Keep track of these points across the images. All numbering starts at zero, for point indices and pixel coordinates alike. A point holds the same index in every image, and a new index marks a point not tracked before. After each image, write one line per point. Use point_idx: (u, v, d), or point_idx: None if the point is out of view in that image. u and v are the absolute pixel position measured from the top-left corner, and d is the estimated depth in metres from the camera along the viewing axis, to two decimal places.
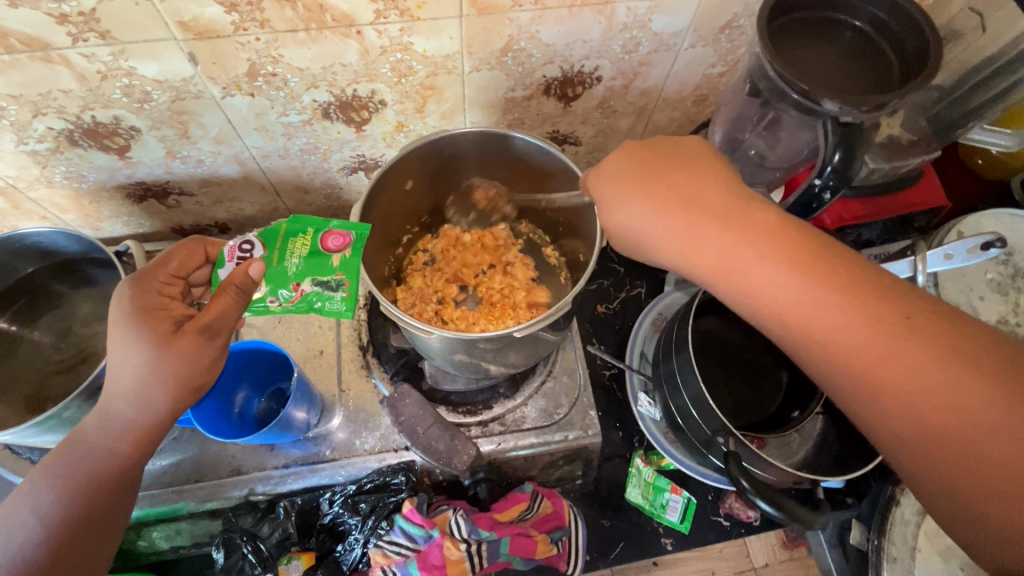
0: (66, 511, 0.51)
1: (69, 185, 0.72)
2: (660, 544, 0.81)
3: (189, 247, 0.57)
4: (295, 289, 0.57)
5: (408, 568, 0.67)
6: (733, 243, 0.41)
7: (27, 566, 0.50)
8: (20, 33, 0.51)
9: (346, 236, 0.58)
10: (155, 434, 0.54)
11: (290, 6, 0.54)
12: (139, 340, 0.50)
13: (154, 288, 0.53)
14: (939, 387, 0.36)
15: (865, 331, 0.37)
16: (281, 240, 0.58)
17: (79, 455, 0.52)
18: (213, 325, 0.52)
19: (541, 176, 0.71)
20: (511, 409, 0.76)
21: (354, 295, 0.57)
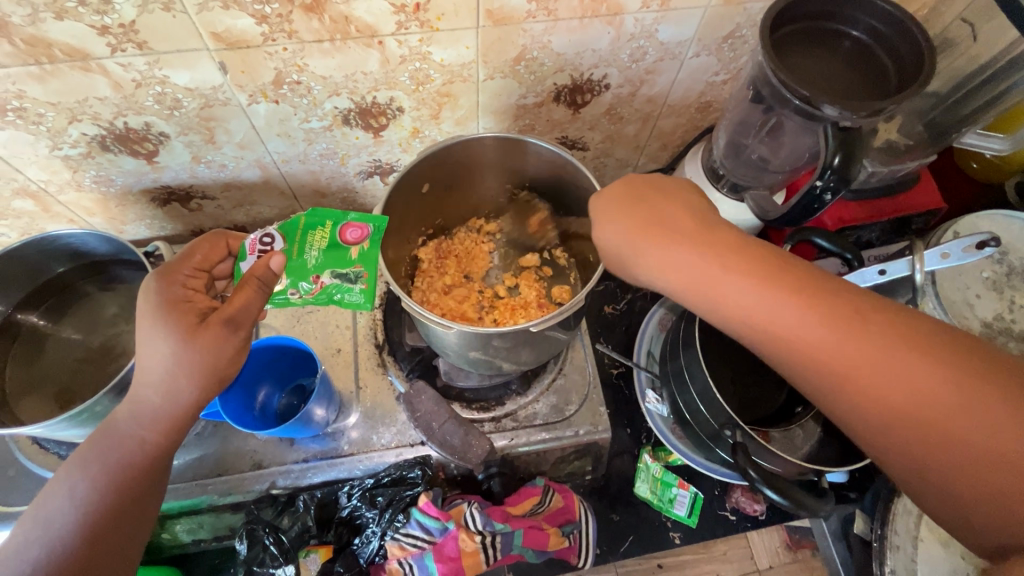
0: (99, 495, 0.52)
1: (98, 189, 0.74)
2: (668, 538, 0.83)
3: (212, 241, 0.60)
4: (315, 282, 0.59)
5: (424, 560, 0.70)
6: (709, 265, 0.45)
7: (62, 551, 0.50)
8: (63, 44, 0.54)
9: (364, 228, 0.61)
10: (184, 426, 0.55)
11: (317, 18, 0.57)
12: (164, 332, 0.52)
13: (180, 282, 0.55)
14: (910, 388, 0.38)
15: (822, 330, 0.40)
16: (300, 233, 0.61)
17: (111, 442, 0.53)
18: (236, 318, 0.54)
19: (552, 180, 0.74)
20: (524, 405, 0.78)
21: (371, 287, 0.60)
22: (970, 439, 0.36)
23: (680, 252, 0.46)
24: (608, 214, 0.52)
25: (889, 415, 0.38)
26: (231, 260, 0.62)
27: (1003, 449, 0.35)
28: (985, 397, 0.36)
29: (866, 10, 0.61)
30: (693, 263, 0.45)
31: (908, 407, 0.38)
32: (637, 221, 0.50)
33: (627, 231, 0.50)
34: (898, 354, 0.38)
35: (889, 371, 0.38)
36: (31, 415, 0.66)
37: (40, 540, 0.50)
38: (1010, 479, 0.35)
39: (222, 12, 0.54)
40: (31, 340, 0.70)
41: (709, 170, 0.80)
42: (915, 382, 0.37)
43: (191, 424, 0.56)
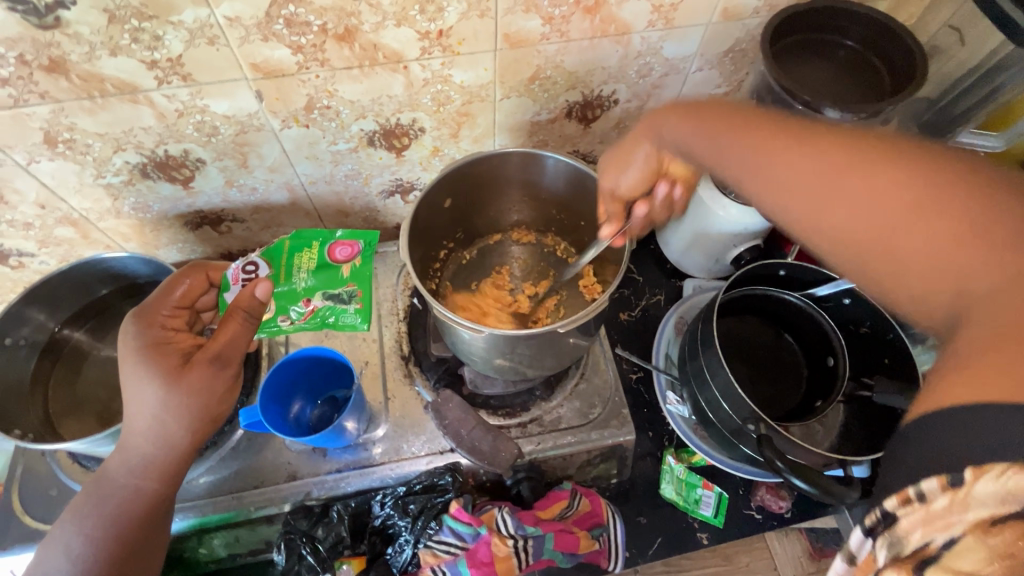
0: (94, 553, 0.55)
1: (135, 215, 0.78)
2: (696, 539, 0.83)
3: (193, 276, 0.63)
4: (305, 306, 0.67)
5: (458, 565, 0.71)
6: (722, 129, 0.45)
7: None
8: (114, 78, 0.58)
9: (353, 246, 0.69)
10: (177, 468, 0.58)
11: (348, 46, 0.62)
12: (148, 376, 0.54)
13: (159, 323, 0.58)
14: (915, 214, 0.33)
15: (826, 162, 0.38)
16: (286, 255, 0.69)
17: (107, 496, 0.56)
18: (224, 354, 0.56)
19: (568, 193, 0.78)
20: (549, 410, 0.79)
21: (365, 306, 0.67)
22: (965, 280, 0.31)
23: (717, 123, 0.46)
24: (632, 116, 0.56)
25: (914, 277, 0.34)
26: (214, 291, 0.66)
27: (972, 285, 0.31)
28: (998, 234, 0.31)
29: (856, 21, 0.65)
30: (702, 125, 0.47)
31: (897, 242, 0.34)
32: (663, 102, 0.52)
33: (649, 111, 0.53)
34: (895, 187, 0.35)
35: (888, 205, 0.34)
36: (74, 433, 0.68)
37: None
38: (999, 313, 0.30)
39: (262, 43, 0.59)
40: (72, 361, 0.72)
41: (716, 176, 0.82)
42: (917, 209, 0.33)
43: (181, 468, 0.58)
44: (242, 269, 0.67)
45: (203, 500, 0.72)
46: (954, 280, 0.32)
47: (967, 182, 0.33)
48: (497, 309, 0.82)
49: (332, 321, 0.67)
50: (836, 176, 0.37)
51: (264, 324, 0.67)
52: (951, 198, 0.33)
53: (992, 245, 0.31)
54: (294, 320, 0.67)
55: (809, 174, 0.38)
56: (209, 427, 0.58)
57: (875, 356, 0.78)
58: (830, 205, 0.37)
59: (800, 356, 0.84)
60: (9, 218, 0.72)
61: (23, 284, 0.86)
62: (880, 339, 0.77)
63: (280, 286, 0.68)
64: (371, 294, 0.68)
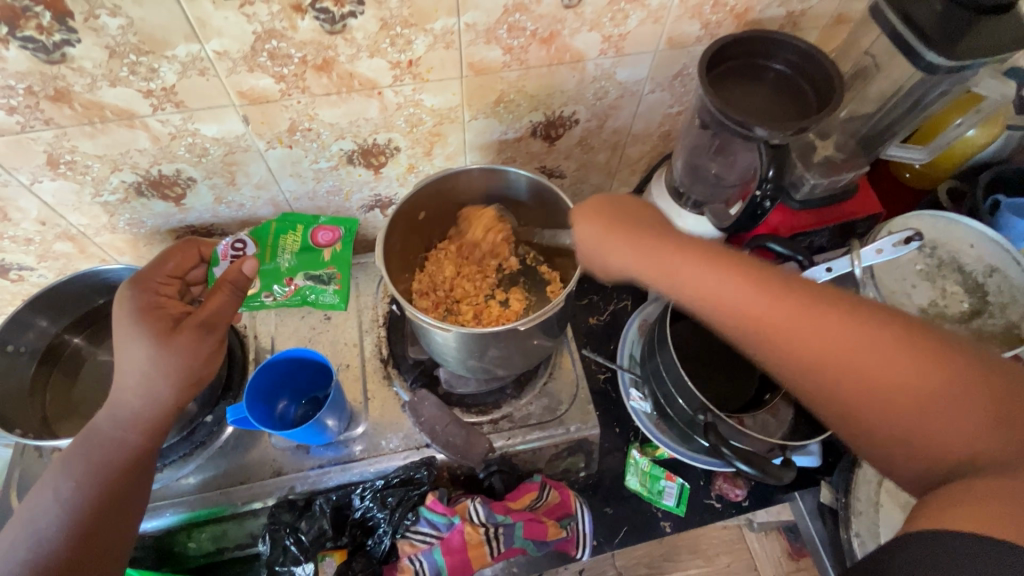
0: (81, 497, 0.59)
1: (130, 230, 0.83)
2: (659, 527, 0.89)
3: (185, 250, 0.71)
4: (289, 284, 0.79)
5: (433, 554, 0.77)
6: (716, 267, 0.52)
7: (48, 545, 0.57)
8: (114, 106, 0.64)
9: (333, 232, 0.81)
10: (161, 427, 0.63)
11: (326, 75, 0.68)
12: (140, 334, 0.59)
13: (153, 288, 0.64)
14: (903, 377, 0.44)
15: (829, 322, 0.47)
16: (272, 236, 0.80)
17: (93, 446, 0.60)
18: (210, 321, 0.62)
19: (535, 207, 0.85)
20: (518, 407, 0.85)
21: (341, 289, 0.79)
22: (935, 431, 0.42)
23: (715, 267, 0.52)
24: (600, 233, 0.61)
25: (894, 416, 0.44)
26: (204, 266, 0.73)
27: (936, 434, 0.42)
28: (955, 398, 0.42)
29: (783, 48, 0.73)
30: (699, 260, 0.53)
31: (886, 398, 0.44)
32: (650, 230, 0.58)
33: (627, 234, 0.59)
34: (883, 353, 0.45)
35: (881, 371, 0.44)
36: (71, 433, 0.73)
37: (28, 538, 0.57)
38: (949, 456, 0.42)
39: (248, 74, 0.65)
40: (69, 368, 0.77)
41: (671, 189, 0.91)
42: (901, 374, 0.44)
43: (164, 424, 0.63)
44: (230, 246, 0.76)
45: (192, 496, 0.77)
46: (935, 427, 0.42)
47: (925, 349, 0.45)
48: (461, 307, 0.89)
49: (313, 299, 0.79)
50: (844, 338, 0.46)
51: (248, 297, 0.78)
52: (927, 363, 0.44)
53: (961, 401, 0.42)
54: (276, 296, 0.78)
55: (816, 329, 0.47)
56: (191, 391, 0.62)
57: None
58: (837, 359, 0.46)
59: None
60: (11, 234, 0.78)
61: (21, 297, 0.91)
62: None
63: (265, 264, 0.79)
64: (348, 278, 0.80)
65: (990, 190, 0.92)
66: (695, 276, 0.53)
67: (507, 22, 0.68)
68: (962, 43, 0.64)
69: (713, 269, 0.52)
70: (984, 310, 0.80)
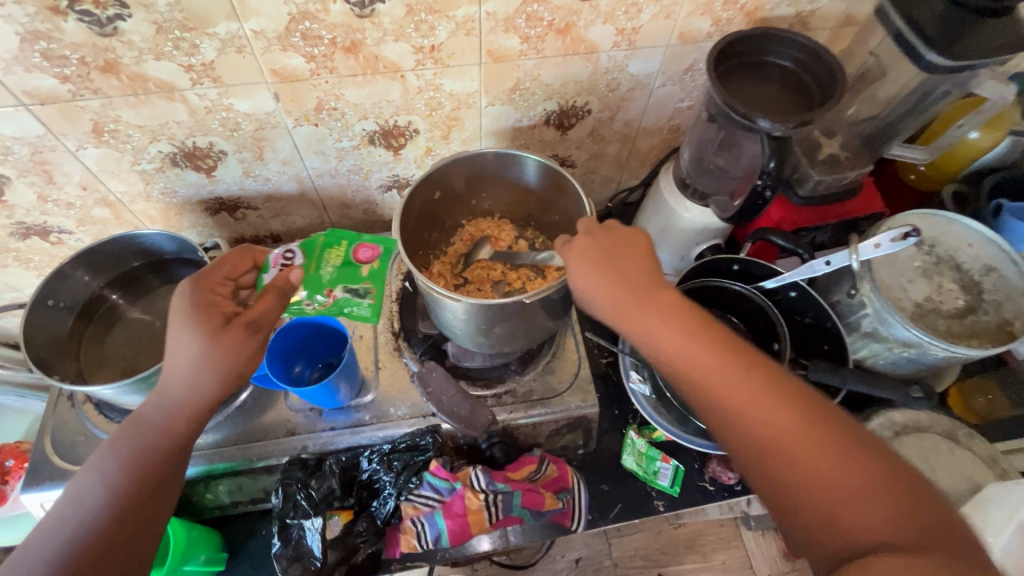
0: (121, 480, 0.61)
1: (163, 199, 0.88)
2: (653, 506, 0.92)
3: (241, 254, 0.74)
4: (328, 295, 0.92)
5: (435, 516, 0.82)
6: (734, 356, 0.56)
7: (96, 524, 0.59)
8: (156, 78, 0.69)
9: (374, 252, 0.96)
10: (200, 415, 0.65)
11: (353, 57, 0.73)
12: (196, 329, 0.63)
13: (210, 287, 0.68)
14: (824, 464, 0.50)
15: (794, 418, 0.52)
16: (318, 249, 0.95)
17: (137, 432, 0.63)
18: (256, 322, 0.66)
19: (547, 192, 0.88)
20: (522, 383, 0.89)
21: (375, 302, 0.93)
22: (846, 516, 0.48)
23: (728, 353, 0.56)
24: (583, 264, 0.63)
25: (806, 494, 0.50)
26: (254, 272, 0.76)
27: (842, 515, 0.48)
28: (897, 492, 0.48)
29: (788, 45, 0.76)
30: (687, 341, 0.57)
31: (814, 483, 0.50)
32: (622, 280, 0.61)
33: (596, 281, 0.62)
34: (814, 443, 0.51)
35: (813, 459, 0.50)
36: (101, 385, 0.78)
37: (75, 519, 0.59)
38: (865, 532, 0.47)
39: (281, 53, 0.70)
40: (102, 325, 0.82)
41: (678, 180, 0.94)
42: (826, 459, 0.50)
43: (206, 413, 0.66)
44: (281, 256, 0.88)
45: (211, 449, 0.81)
46: (841, 507, 0.48)
47: (852, 444, 0.50)
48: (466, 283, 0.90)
49: (349, 309, 0.92)
50: (797, 433, 0.51)
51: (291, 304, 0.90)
52: (851, 454, 0.50)
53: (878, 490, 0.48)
54: (318, 304, 0.91)
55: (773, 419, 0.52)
56: (232, 387, 0.66)
57: (817, 343, 0.88)
58: (775, 447, 0.52)
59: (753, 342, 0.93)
60: (55, 197, 0.83)
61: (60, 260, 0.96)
62: (821, 328, 0.87)
63: (310, 275, 0.92)
64: (381, 293, 0.94)
65: (992, 192, 0.94)
66: (660, 339, 0.58)
67: (524, 12, 0.72)
68: (961, 45, 0.67)
69: (675, 327, 0.58)
70: (978, 306, 0.82)
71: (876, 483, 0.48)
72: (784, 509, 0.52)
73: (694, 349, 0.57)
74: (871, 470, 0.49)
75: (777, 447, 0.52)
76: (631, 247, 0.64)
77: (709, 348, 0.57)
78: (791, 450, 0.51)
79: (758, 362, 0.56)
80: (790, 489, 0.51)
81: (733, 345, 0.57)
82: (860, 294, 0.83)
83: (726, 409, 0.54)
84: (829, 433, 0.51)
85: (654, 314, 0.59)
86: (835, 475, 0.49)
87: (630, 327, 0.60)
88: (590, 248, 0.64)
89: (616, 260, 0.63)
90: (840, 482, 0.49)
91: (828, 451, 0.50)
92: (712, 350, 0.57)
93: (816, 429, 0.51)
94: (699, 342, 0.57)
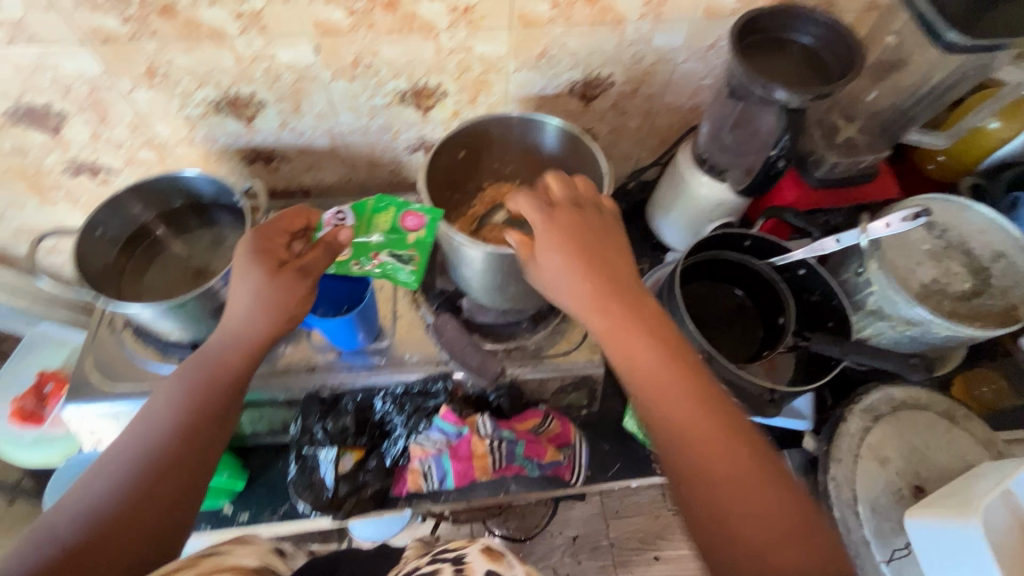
0: (181, 406, 0.67)
1: (204, 145, 0.94)
2: (650, 467, 0.95)
3: (297, 211, 0.77)
4: (373, 259, 0.76)
5: (441, 458, 0.87)
6: (689, 380, 0.59)
7: (161, 440, 0.65)
8: (208, 24, 0.74)
9: (421, 219, 0.76)
10: (252, 351, 0.71)
11: (392, 14, 0.77)
12: (256, 271, 0.70)
13: (268, 238, 0.73)
14: (744, 498, 0.54)
15: (728, 450, 0.56)
16: (369, 214, 0.78)
17: (197, 365, 0.70)
18: (308, 268, 0.71)
19: (566, 158, 0.92)
20: (532, 340, 0.91)
21: (419, 269, 0.77)
22: (755, 546, 0.53)
23: (684, 375, 0.59)
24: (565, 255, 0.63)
25: (722, 521, 0.54)
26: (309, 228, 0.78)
27: (750, 546, 0.53)
28: (803, 532, 0.52)
29: (809, 21, 0.78)
30: (650, 357, 0.60)
31: (731, 513, 0.54)
32: (600, 283, 0.63)
33: (576, 275, 0.63)
34: (741, 477, 0.55)
35: (735, 491, 0.55)
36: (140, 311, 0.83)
37: (139, 435, 0.65)
38: (767, 563, 0.52)
39: (325, 6, 0.74)
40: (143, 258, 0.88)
41: (695, 155, 0.96)
42: (748, 494, 0.54)
43: (259, 350, 0.71)
44: (336, 214, 0.78)
45: None
46: (750, 539, 0.53)
47: (776, 483, 0.55)
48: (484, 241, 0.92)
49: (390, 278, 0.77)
50: (728, 464, 0.56)
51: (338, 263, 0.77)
52: (771, 494, 0.54)
53: (788, 527, 0.52)
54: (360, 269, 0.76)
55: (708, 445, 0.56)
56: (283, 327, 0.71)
57: (822, 319, 0.90)
58: (705, 472, 0.56)
59: (759, 316, 0.95)
60: (106, 136, 0.89)
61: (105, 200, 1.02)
62: (827, 304, 0.89)
63: (358, 237, 0.76)
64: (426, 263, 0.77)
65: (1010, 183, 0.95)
66: (625, 348, 0.61)
67: None
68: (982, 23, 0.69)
69: (642, 340, 0.61)
70: (984, 290, 0.83)
71: (786, 525, 0.53)
72: (697, 527, 0.56)
73: (653, 365, 0.60)
74: (785, 512, 0.53)
75: (705, 473, 0.56)
76: (615, 247, 0.65)
77: (667, 368, 0.59)
78: (718, 478, 0.55)
79: (710, 389, 0.59)
80: (706, 514, 0.56)
81: (691, 369, 0.60)
82: (868, 273, 0.85)
83: (670, 427, 0.58)
84: (756, 470, 0.55)
85: (624, 323, 0.62)
86: (752, 509, 0.54)
87: (599, 328, 0.63)
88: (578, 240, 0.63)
89: (599, 257, 0.64)
90: (756, 515, 0.53)
91: (751, 487, 0.55)
92: (669, 366, 0.60)
93: (747, 465, 0.55)
94: (661, 360, 0.60)
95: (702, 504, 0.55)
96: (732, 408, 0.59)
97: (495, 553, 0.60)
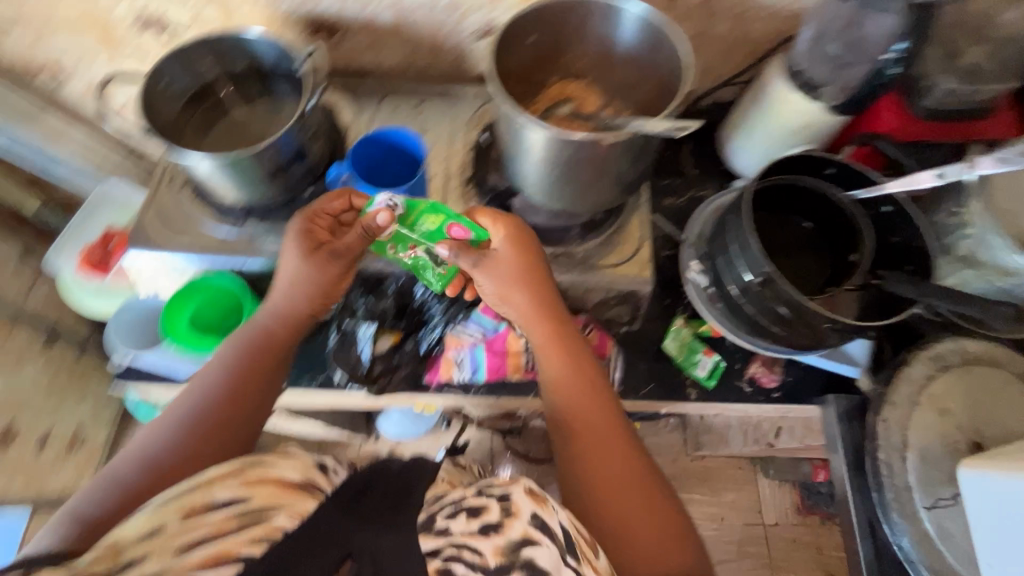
0: (234, 365, 0.77)
1: (268, 8, 0.91)
2: (685, 392, 0.93)
3: (343, 194, 0.80)
4: (409, 250, 0.78)
5: (475, 349, 0.88)
6: (593, 403, 0.78)
7: (215, 396, 0.75)
8: None
9: (466, 235, 0.77)
10: (295, 319, 0.81)
11: None
12: (294, 246, 0.78)
13: (311, 217, 0.78)
14: (627, 502, 0.72)
15: (620, 462, 0.75)
16: (418, 211, 0.75)
17: (248, 330, 0.81)
18: (339, 250, 0.78)
19: (645, 54, 0.84)
20: (580, 247, 0.89)
21: (446, 275, 0.82)
22: (633, 542, 0.70)
23: (591, 398, 0.78)
24: (514, 284, 0.79)
25: (614, 522, 0.71)
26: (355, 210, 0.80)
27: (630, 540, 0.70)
28: (667, 518, 0.73)
29: None
30: (570, 379, 0.79)
31: (618, 516, 0.71)
32: (542, 314, 0.80)
33: (525, 303, 0.79)
34: (626, 486, 0.73)
35: (621, 496, 0.73)
36: None
37: (199, 389, 0.75)
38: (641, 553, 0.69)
39: None
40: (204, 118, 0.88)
41: (787, 67, 0.86)
42: (630, 498, 0.73)
43: (300, 316, 0.81)
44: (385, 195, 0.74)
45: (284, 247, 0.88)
46: (631, 536, 0.70)
47: (653, 486, 0.74)
48: None
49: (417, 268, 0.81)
50: (618, 476, 0.74)
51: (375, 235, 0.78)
52: (649, 497, 0.73)
53: (658, 512, 0.73)
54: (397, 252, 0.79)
55: (606, 462, 0.74)
56: (319, 305, 0.82)
57: (899, 261, 0.83)
58: (599, 481, 0.74)
59: (829, 251, 0.88)
60: None
61: None
62: (907, 244, 0.82)
63: (401, 228, 0.76)
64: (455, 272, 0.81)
65: None
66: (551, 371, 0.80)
67: None
68: None
69: (564, 361, 0.79)
70: None
71: (657, 515, 0.72)
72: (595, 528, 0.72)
73: (570, 388, 0.78)
74: (656, 511, 0.73)
75: (600, 482, 0.74)
76: (547, 281, 0.80)
77: (580, 389, 0.78)
78: (609, 484, 0.73)
79: (609, 406, 0.78)
80: (604, 517, 0.72)
81: (595, 393, 0.79)
82: (965, 212, 0.78)
83: (579, 442, 0.76)
84: (639, 478, 0.74)
85: (553, 352, 0.80)
86: (633, 510, 0.72)
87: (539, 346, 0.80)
88: (524, 276, 0.78)
89: (539, 289, 0.79)
90: (635, 514, 0.71)
91: (633, 492, 0.73)
92: (581, 387, 0.79)
93: (633, 472, 0.74)
94: (576, 381, 0.79)
95: (599, 506, 0.73)
96: (624, 426, 0.78)
97: (541, 496, 0.63)
